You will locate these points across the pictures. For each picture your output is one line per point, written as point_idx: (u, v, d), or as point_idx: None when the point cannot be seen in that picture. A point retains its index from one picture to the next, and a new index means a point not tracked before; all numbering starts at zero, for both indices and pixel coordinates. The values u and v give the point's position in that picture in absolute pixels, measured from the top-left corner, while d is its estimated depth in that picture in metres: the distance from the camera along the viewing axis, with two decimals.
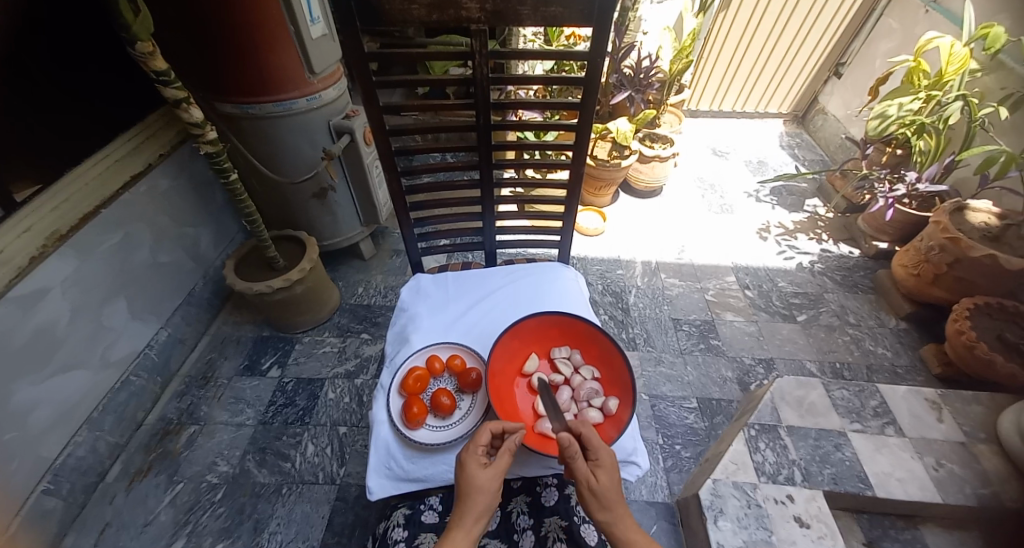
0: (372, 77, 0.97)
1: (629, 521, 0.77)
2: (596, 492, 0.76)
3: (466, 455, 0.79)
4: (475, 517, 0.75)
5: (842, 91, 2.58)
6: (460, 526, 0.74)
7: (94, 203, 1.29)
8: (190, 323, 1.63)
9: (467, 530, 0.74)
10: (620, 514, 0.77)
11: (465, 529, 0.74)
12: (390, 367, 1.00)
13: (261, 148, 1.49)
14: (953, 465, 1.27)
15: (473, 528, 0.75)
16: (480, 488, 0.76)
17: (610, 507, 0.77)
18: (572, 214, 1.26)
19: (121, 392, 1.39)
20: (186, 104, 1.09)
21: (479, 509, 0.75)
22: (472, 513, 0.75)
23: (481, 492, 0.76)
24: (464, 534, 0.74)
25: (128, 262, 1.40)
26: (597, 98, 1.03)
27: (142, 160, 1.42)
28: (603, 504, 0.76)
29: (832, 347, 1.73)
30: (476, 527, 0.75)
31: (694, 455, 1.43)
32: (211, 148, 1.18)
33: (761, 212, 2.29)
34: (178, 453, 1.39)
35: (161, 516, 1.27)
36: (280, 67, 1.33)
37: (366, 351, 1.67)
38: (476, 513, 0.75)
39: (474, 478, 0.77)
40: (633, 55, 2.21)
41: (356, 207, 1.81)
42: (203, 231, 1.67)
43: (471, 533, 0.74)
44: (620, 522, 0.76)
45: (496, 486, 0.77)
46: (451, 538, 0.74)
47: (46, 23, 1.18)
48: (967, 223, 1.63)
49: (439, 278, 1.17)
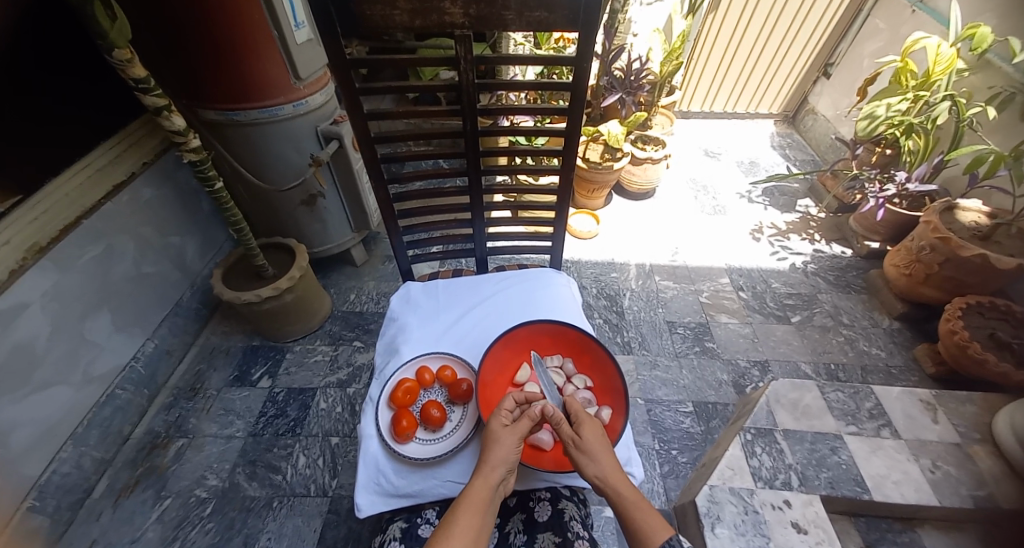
0: (356, 83, 0.95)
1: (631, 489, 0.78)
2: (597, 454, 0.80)
3: (492, 416, 0.85)
4: (496, 467, 0.78)
5: (831, 91, 2.59)
6: (480, 474, 0.77)
7: (75, 213, 1.26)
8: (178, 334, 1.61)
9: (487, 478, 0.77)
10: (619, 480, 0.78)
11: (485, 477, 0.77)
12: (379, 379, 0.99)
13: (247, 155, 1.46)
14: (949, 467, 1.27)
15: (492, 477, 0.77)
16: (502, 441, 0.80)
17: (610, 471, 0.78)
18: (563, 220, 1.25)
19: (106, 406, 1.36)
20: (167, 111, 1.07)
21: (500, 460, 0.79)
22: (494, 462, 0.78)
23: (502, 445, 0.80)
24: (484, 482, 0.77)
25: (111, 274, 1.37)
26: (586, 103, 1.01)
27: (125, 169, 1.40)
28: (603, 466, 0.79)
29: (826, 347, 1.73)
30: (494, 476, 0.77)
31: (690, 459, 1.42)
32: (194, 156, 1.17)
33: (754, 213, 2.29)
34: (166, 467, 1.36)
35: (149, 533, 1.24)
36: (263, 73, 1.31)
37: (358, 360, 1.65)
38: (497, 463, 0.78)
39: (497, 433, 0.82)
40: (624, 57, 2.20)
41: (346, 213, 1.79)
42: (188, 240, 1.64)
43: (490, 481, 0.77)
44: (619, 486, 0.77)
45: (517, 445, 0.81)
46: (472, 485, 0.76)
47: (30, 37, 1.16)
48: (957, 223, 1.64)
49: (429, 286, 1.15)
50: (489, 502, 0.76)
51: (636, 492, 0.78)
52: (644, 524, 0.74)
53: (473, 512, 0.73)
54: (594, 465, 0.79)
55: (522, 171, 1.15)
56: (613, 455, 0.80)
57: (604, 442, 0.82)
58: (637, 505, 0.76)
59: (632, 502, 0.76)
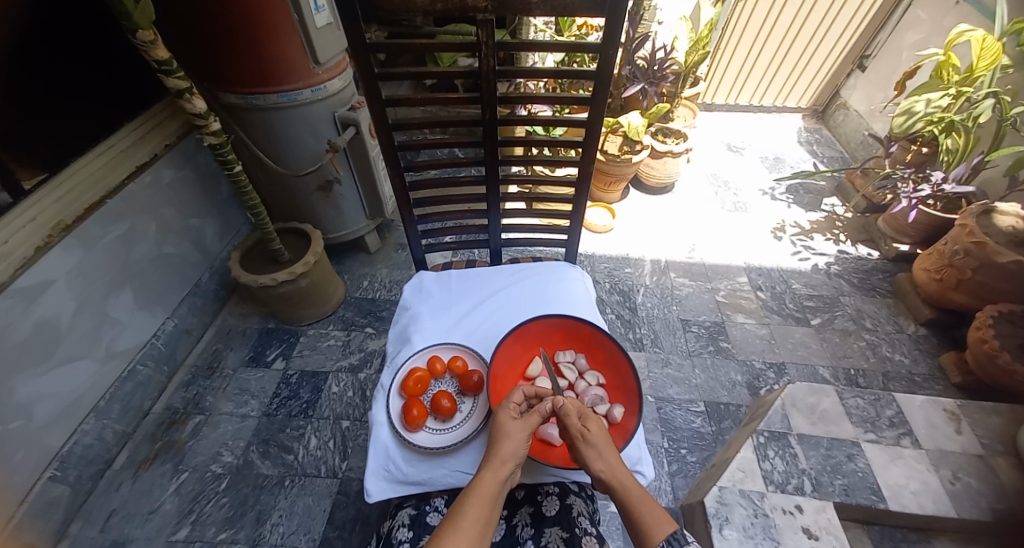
0: (374, 67, 0.94)
1: (635, 483, 0.77)
2: (602, 449, 0.79)
3: (501, 408, 0.84)
4: (505, 462, 0.78)
5: (865, 85, 2.48)
6: (489, 468, 0.77)
7: (99, 193, 1.30)
8: (196, 314, 1.64)
9: (496, 472, 0.77)
10: (623, 474, 0.77)
11: (493, 470, 0.77)
12: (390, 367, 0.99)
13: (266, 140, 1.48)
14: (970, 479, 1.22)
15: (501, 471, 0.77)
16: (512, 435, 0.80)
17: (614, 464, 0.78)
18: (580, 213, 1.23)
19: (127, 382, 1.40)
20: (189, 95, 1.08)
21: (509, 454, 0.78)
22: (503, 456, 0.78)
23: (512, 439, 0.79)
24: (492, 476, 0.76)
25: (133, 253, 1.40)
26: (609, 92, 0.99)
27: (148, 151, 1.43)
28: (608, 459, 0.78)
29: (846, 352, 1.68)
30: (504, 471, 0.77)
31: (700, 459, 1.40)
32: (214, 140, 1.18)
33: (777, 211, 2.23)
34: (184, 443, 1.40)
35: (166, 505, 1.28)
36: (282, 56, 1.31)
37: (370, 346, 1.67)
38: (506, 457, 0.78)
39: (507, 426, 0.81)
40: (648, 45, 2.13)
41: (362, 200, 1.79)
42: (208, 222, 1.67)
43: (498, 475, 0.76)
44: (623, 479, 0.77)
45: (526, 440, 0.81)
46: (480, 478, 0.76)
47: (52, 33, 1.20)
48: (994, 227, 1.57)
49: (442, 277, 1.15)
50: (497, 495, 0.76)
51: (639, 486, 0.78)
52: (649, 517, 0.74)
53: (481, 505, 0.73)
54: (599, 458, 0.78)
55: (538, 161, 1.14)
56: (617, 451, 0.80)
57: (608, 437, 0.81)
58: (641, 498, 0.76)
59: (637, 496, 0.76)
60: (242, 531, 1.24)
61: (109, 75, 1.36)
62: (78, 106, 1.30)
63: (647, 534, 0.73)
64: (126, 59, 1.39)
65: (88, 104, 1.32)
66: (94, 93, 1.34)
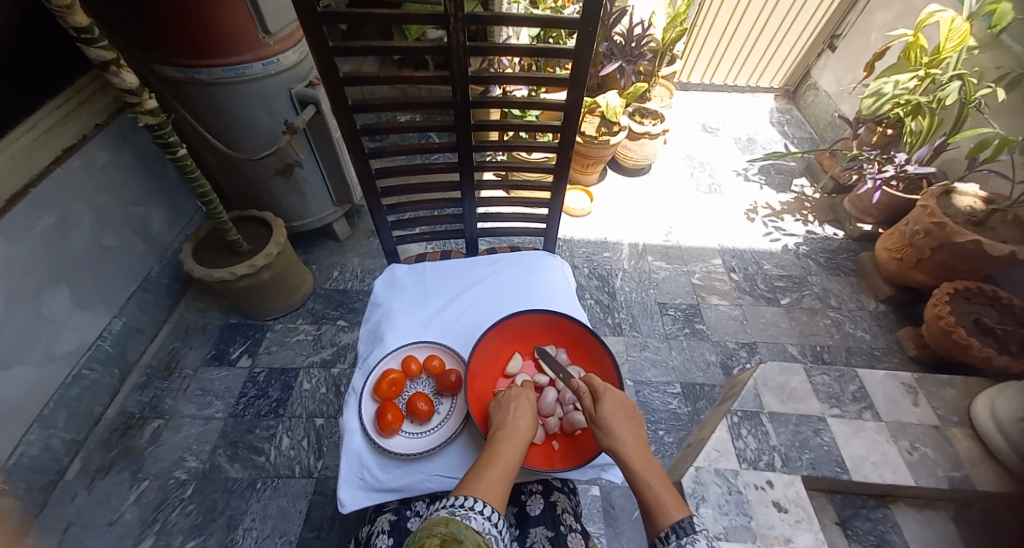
0: (329, 40, 0.85)
1: (647, 461, 0.72)
2: (611, 428, 0.75)
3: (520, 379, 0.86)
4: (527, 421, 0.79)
5: (835, 65, 2.51)
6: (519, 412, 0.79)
7: (22, 180, 1.16)
8: (148, 310, 1.53)
9: (526, 417, 0.79)
10: (638, 455, 0.73)
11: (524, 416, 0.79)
12: (362, 369, 0.94)
13: (214, 119, 1.36)
14: (926, 449, 1.29)
15: (530, 418, 0.79)
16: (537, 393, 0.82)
17: (628, 441, 0.74)
18: (559, 199, 1.19)
19: (73, 387, 1.30)
20: (116, 66, 0.95)
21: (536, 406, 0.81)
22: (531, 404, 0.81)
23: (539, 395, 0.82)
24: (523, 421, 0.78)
25: (67, 248, 1.27)
26: (590, 72, 0.93)
27: (76, 130, 1.28)
28: (619, 437, 0.74)
29: (813, 330, 1.74)
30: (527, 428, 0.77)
31: (676, 440, 1.43)
32: (151, 119, 1.06)
33: (749, 192, 2.26)
34: (142, 449, 1.32)
35: (127, 515, 1.21)
36: (225, 25, 1.17)
37: (342, 340, 1.60)
38: (528, 417, 0.79)
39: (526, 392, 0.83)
40: (625, 20, 2.07)
41: (326, 184, 1.69)
42: (154, 210, 1.54)
43: (529, 420, 0.78)
44: (634, 457, 0.72)
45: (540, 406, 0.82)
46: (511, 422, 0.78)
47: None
48: (953, 207, 1.63)
49: (415, 269, 1.10)
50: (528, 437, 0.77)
51: (654, 467, 0.72)
52: (656, 500, 0.69)
53: (510, 454, 0.73)
54: (610, 436, 0.74)
55: (514, 147, 1.08)
56: (632, 427, 0.75)
57: (622, 414, 0.77)
58: (654, 476, 0.71)
59: (648, 474, 0.71)
60: (212, 538, 1.19)
61: (41, 56, 1.21)
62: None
63: (652, 518, 0.68)
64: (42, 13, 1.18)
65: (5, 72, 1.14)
66: (20, 75, 1.17)
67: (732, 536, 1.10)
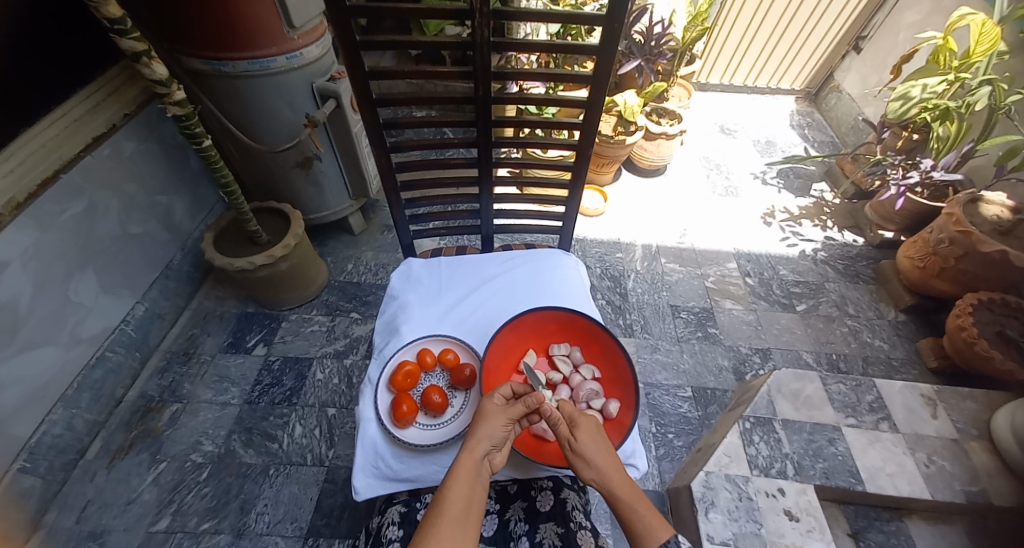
0: (355, 34, 0.85)
1: (628, 487, 0.73)
2: (592, 459, 0.74)
3: (486, 398, 0.80)
4: (481, 441, 0.74)
5: (859, 68, 2.47)
6: (466, 447, 0.74)
7: (52, 166, 1.19)
8: (169, 298, 1.57)
9: (472, 451, 0.73)
10: (618, 483, 0.73)
11: (470, 450, 0.73)
12: (378, 361, 0.96)
13: (237, 111, 1.38)
14: (944, 461, 1.27)
15: (478, 450, 0.74)
16: (490, 419, 0.77)
17: (609, 468, 0.74)
18: (576, 197, 1.19)
19: (96, 368, 1.34)
20: (147, 58, 0.98)
21: (486, 435, 0.75)
22: (479, 435, 0.75)
23: (491, 422, 0.77)
24: (470, 456, 0.73)
25: (94, 234, 1.31)
26: (611, 70, 0.93)
27: (105, 120, 1.31)
28: (601, 465, 0.74)
29: (829, 337, 1.71)
30: (480, 449, 0.74)
31: (686, 443, 1.42)
32: (179, 110, 1.08)
33: (767, 196, 2.23)
34: (161, 431, 1.35)
35: (145, 495, 1.24)
36: (250, 19, 1.19)
37: (355, 331, 1.62)
38: (483, 437, 0.75)
39: (487, 410, 0.78)
40: (645, 20, 2.06)
41: (344, 178, 1.71)
42: (177, 200, 1.57)
43: (475, 454, 0.73)
44: (614, 485, 0.73)
45: (506, 425, 0.77)
46: (457, 459, 0.72)
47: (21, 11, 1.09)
48: (980, 215, 1.59)
49: (432, 264, 1.11)
50: (477, 473, 0.72)
51: (635, 490, 0.74)
52: (641, 523, 0.70)
53: (462, 484, 0.70)
54: (590, 465, 0.74)
55: (531, 144, 1.08)
56: (610, 452, 0.76)
57: (601, 441, 0.77)
58: (637, 500, 0.72)
59: (634, 500, 0.72)
60: (226, 521, 1.21)
61: (75, 48, 1.25)
62: (11, 64, 1.11)
63: (638, 540, 0.69)
64: (79, 8, 1.24)
65: (25, 64, 1.15)
66: (53, 65, 1.21)
67: (741, 542, 1.10)
